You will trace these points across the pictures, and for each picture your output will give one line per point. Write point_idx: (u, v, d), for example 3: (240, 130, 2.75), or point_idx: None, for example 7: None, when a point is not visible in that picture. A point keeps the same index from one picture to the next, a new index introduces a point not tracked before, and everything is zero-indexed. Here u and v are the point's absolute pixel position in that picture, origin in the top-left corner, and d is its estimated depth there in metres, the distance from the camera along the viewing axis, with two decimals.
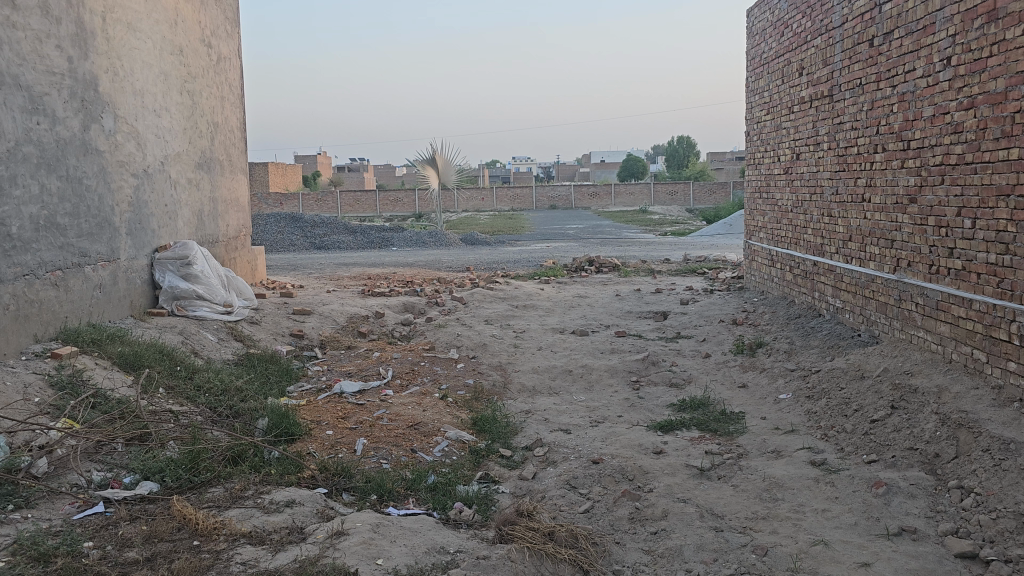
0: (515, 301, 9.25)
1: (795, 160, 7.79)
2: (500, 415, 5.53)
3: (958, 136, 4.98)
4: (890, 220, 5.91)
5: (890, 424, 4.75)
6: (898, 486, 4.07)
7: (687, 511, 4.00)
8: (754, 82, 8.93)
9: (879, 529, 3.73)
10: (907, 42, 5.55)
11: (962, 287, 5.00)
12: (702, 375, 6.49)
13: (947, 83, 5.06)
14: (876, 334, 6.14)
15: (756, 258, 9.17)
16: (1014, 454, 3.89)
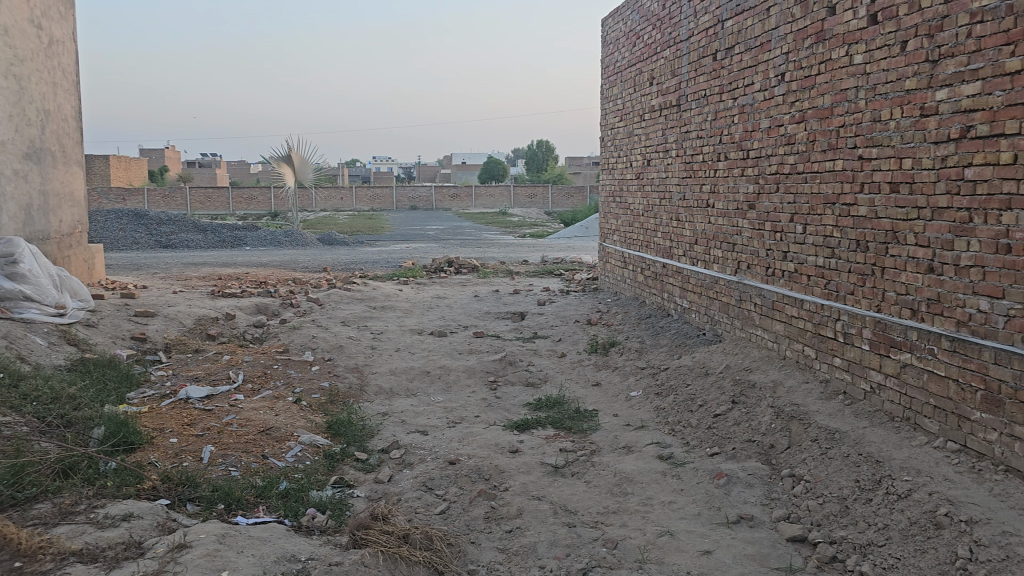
0: (372, 302, 9.12)
1: (646, 166, 8.10)
2: (356, 417, 5.44)
3: (790, 147, 5.34)
4: (731, 224, 6.25)
5: (730, 418, 5.02)
6: (737, 476, 4.30)
7: (541, 509, 4.07)
8: (608, 90, 9.22)
9: (720, 517, 3.93)
10: (745, 58, 5.89)
11: (794, 289, 5.36)
12: (558, 374, 6.63)
13: (781, 98, 5.41)
14: (719, 332, 6.49)
15: (610, 260, 9.47)
16: (838, 444, 4.21)
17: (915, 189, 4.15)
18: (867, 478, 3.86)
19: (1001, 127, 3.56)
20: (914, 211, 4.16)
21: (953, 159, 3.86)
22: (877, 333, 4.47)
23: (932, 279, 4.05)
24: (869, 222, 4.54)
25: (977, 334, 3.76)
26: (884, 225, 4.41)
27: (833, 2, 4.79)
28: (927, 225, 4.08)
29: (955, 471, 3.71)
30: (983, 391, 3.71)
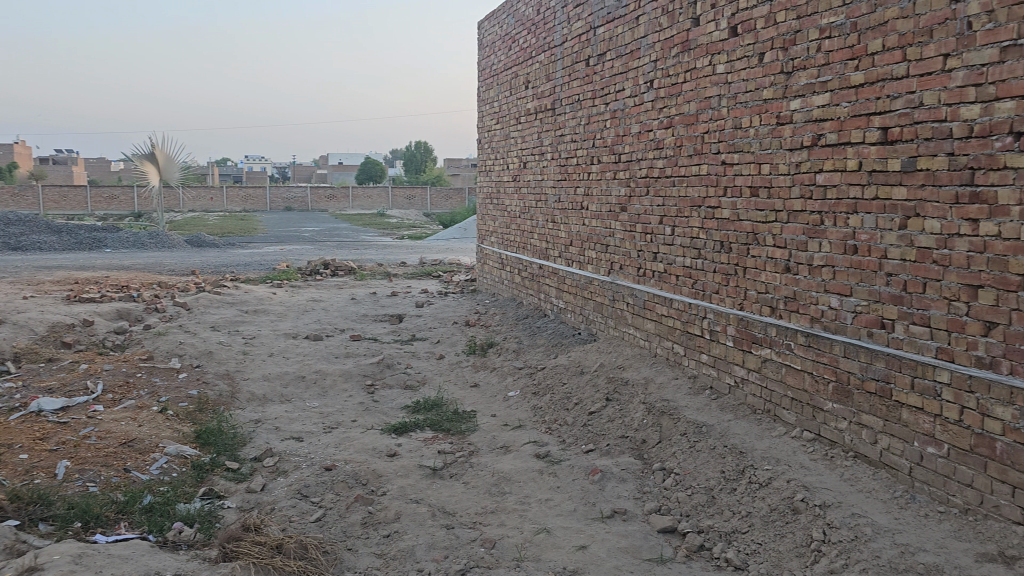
0: (244, 306, 8.82)
1: (522, 168, 8.20)
2: (227, 426, 5.24)
3: (659, 152, 5.53)
4: (604, 226, 6.41)
5: (604, 415, 5.15)
6: (610, 472, 4.42)
7: (419, 512, 4.04)
8: (485, 92, 9.28)
9: (594, 512, 4.02)
10: (616, 64, 6.06)
11: (664, 288, 5.55)
12: (436, 376, 6.62)
13: (650, 104, 5.60)
14: (594, 332, 6.66)
15: (488, 261, 9.54)
16: (705, 437, 4.40)
17: (772, 193, 4.38)
18: (732, 469, 4.05)
19: (848, 135, 3.82)
20: (772, 214, 4.40)
21: (807, 165, 4.10)
22: (740, 329, 4.70)
23: (789, 278, 4.29)
24: (732, 224, 4.76)
25: (829, 329, 4.01)
26: (745, 227, 4.64)
27: (697, 14, 4.99)
28: (783, 226, 4.31)
29: (811, 459, 3.96)
30: (835, 383, 3.98)
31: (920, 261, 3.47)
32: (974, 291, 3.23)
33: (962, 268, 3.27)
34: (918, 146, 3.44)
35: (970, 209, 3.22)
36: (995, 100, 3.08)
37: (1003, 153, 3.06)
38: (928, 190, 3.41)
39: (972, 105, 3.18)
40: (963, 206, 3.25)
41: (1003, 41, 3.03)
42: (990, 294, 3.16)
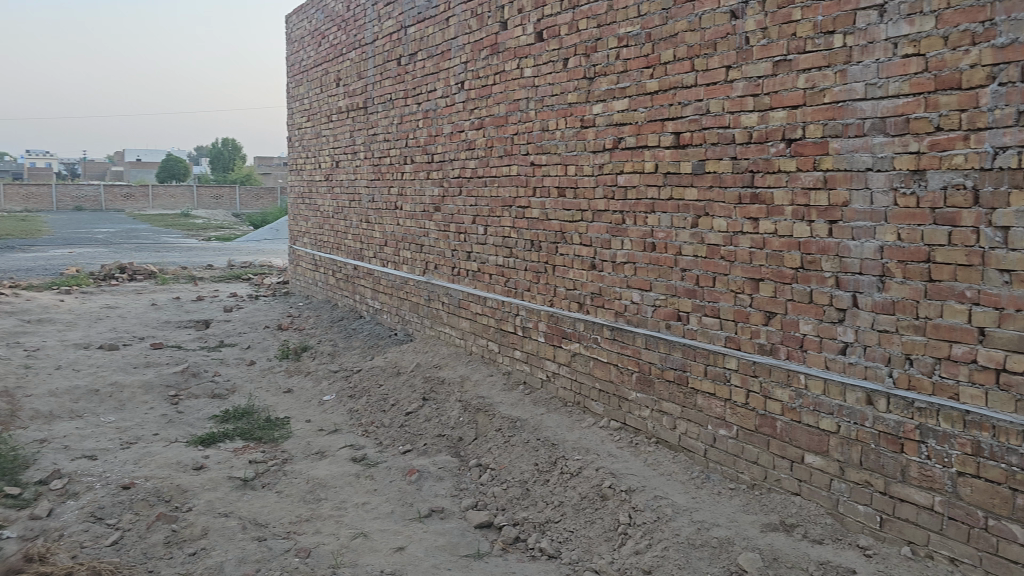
0: (25, 315, 8.03)
1: (334, 167, 8.03)
2: (6, 448, 4.75)
3: (471, 152, 5.60)
4: (418, 226, 6.41)
5: (421, 415, 5.16)
6: (427, 471, 4.43)
7: (229, 525, 3.86)
8: (294, 88, 9.00)
9: (412, 513, 4.01)
10: (428, 64, 6.08)
11: (478, 287, 5.63)
12: (247, 384, 6.34)
13: (461, 105, 5.65)
14: (410, 332, 6.65)
15: (300, 263, 9.27)
16: (519, 431, 4.53)
17: (578, 193, 4.56)
18: (544, 460, 4.18)
19: (645, 139, 4.04)
20: (578, 214, 4.58)
21: (609, 166, 4.30)
22: (550, 325, 4.86)
23: (594, 274, 4.48)
24: (541, 223, 4.91)
25: (632, 323, 4.24)
26: (553, 226, 4.80)
27: (505, 18, 5.10)
28: (589, 225, 4.50)
29: (617, 447, 4.17)
30: (638, 373, 4.20)
31: (709, 257, 3.74)
32: (755, 284, 3.52)
33: (745, 263, 3.56)
34: (706, 151, 3.70)
35: (751, 209, 3.51)
36: (770, 109, 3.38)
37: (778, 158, 3.36)
38: (715, 191, 3.68)
39: (751, 114, 3.46)
40: (746, 206, 3.53)
41: (776, 56, 3.33)
42: (769, 286, 3.46)
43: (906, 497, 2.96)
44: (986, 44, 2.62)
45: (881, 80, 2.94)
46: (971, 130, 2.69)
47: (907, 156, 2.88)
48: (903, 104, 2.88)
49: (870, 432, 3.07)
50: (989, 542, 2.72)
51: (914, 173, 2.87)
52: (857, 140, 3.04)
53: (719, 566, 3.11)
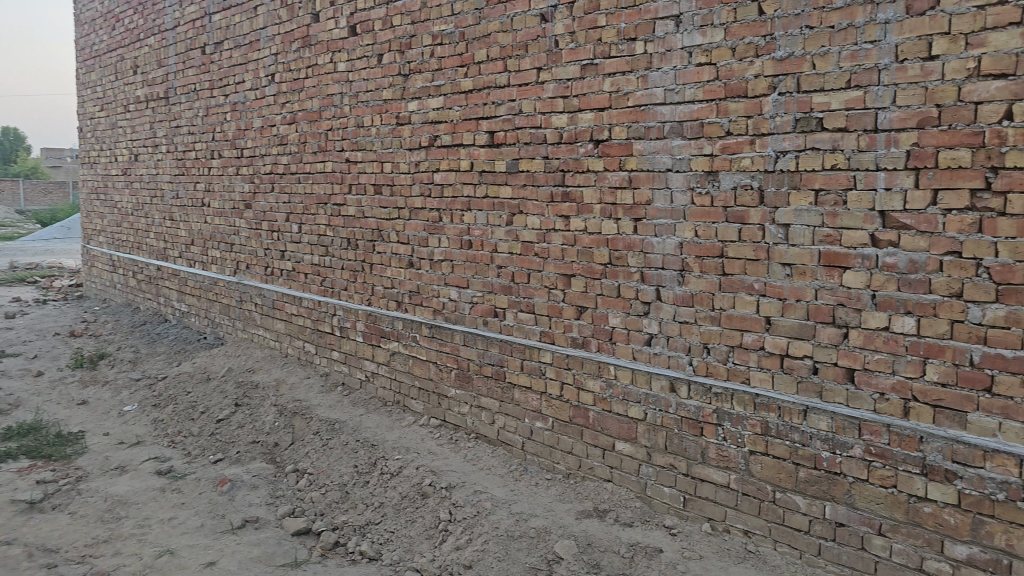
0: None
1: (133, 161, 7.48)
2: None
3: (283, 148, 5.40)
4: (228, 224, 6.11)
5: (234, 421, 4.92)
6: (241, 480, 4.23)
7: (12, 554, 3.49)
8: (85, 75, 8.30)
9: (224, 525, 3.81)
10: (235, 55, 5.80)
11: (293, 287, 5.45)
12: (34, 397, 5.78)
13: (272, 98, 5.44)
14: (220, 335, 6.34)
15: (95, 264, 8.59)
16: (337, 434, 4.43)
17: (395, 191, 4.52)
18: (364, 462, 4.12)
19: (460, 137, 4.07)
20: (395, 211, 4.53)
21: (425, 164, 4.30)
22: (368, 324, 4.79)
23: (412, 273, 4.47)
24: (357, 221, 4.82)
25: (450, 320, 4.26)
26: (370, 224, 4.73)
27: (317, 10, 4.96)
28: (406, 223, 4.47)
29: (437, 444, 4.18)
30: (457, 370, 4.23)
31: (524, 254, 3.83)
32: (568, 280, 3.64)
33: (558, 260, 3.67)
34: (519, 150, 3.78)
35: (563, 207, 3.62)
36: (578, 111, 3.50)
37: (586, 158, 3.49)
38: (528, 190, 3.77)
39: (561, 115, 3.57)
40: (557, 204, 3.64)
41: (583, 59, 3.45)
42: (580, 281, 3.58)
43: (705, 477, 3.18)
44: (767, 57, 2.85)
45: (678, 86, 3.12)
46: (756, 135, 2.91)
47: (701, 158, 3.08)
48: (697, 109, 3.08)
49: (673, 417, 3.26)
50: (777, 514, 2.97)
51: (708, 174, 3.07)
52: (658, 142, 3.22)
53: (536, 556, 3.18)
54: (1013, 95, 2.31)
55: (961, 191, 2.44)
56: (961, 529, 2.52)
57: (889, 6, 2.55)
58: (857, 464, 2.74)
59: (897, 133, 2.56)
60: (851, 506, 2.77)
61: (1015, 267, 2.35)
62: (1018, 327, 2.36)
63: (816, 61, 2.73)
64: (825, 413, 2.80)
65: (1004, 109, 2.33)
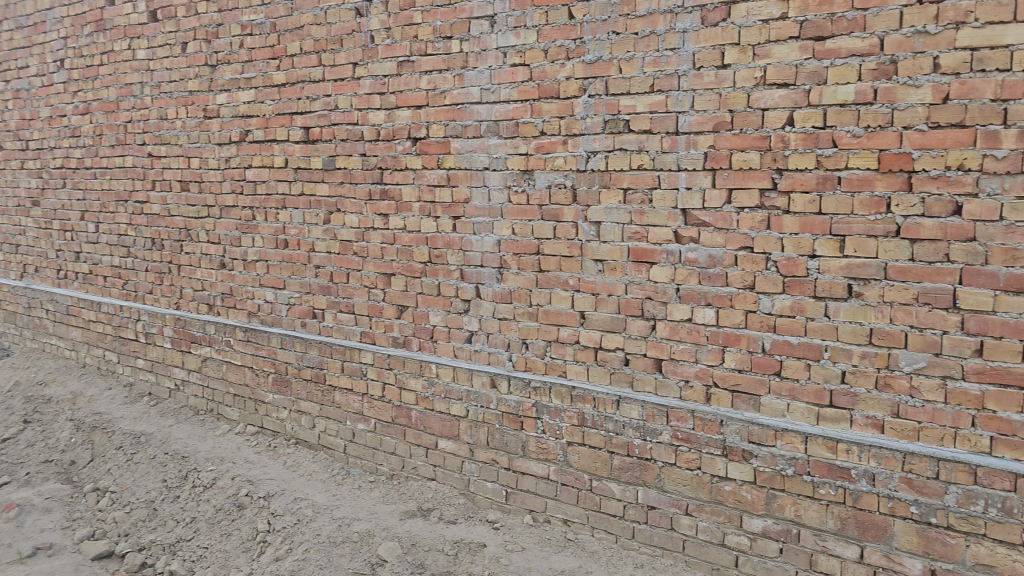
0: None
1: None
2: None
3: (76, 140, 4.98)
4: (11, 224, 5.55)
5: (22, 440, 4.48)
6: (31, 504, 3.84)
7: None
8: None
9: (11, 554, 3.46)
10: (16, 36, 5.27)
11: (90, 291, 5.04)
12: None
13: (62, 86, 5.00)
14: (6, 346, 5.76)
15: None
16: (144, 447, 4.15)
17: (203, 187, 4.29)
18: (174, 475, 3.89)
19: (273, 133, 3.92)
20: (204, 210, 4.30)
21: (236, 160, 4.10)
22: (177, 330, 4.51)
23: (224, 274, 4.25)
24: (162, 220, 4.52)
25: (266, 323, 4.09)
26: (176, 223, 4.45)
27: None
28: (216, 222, 4.25)
29: (254, 453, 4.02)
30: (274, 374, 4.07)
31: (342, 253, 3.74)
32: (387, 279, 3.59)
33: (377, 259, 3.62)
34: (336, 146, 3.69)
35: (381, 205, 3.57)
36: (395, 108, 3.47)
37: (404, 156, 3.47)
38: (345, 188, 3.69)
39: (378, 111, 3.52)
40: (376, 202, 3.59)
41: (399, 56, 3.42)
42: (400, 280, 3.55)
43: (526, 470, 3.25)
44: (577, 59, 2.94)
45: (493, 85, 3.16)
46: (568, 135, 3.00)
47: (517, 157, 3.14)
48: (512, 109, 3.13)
49: (494, 413, 3.31)
50: (594, 501, 3.08)
51: (524, 173, 3.14)
52: (475, 141, 3.24)
53: (360, 560, 3.13)
54: (794, 103, 2.52)
55: (752, 191, 2.63)
56: (757, 504, 2.72)
57: (686, 16, 2.70)
58: (665, 449, 2.89)
59: (696, 136, 2.72)
60: (661, 489, 2.92)
61: (798, 260, 2.56)
62: (802, 316, 2.58)
63: (623, 66, 2.85)
64: (636, 402, 2.94)
65: (787, 115, 2.54)
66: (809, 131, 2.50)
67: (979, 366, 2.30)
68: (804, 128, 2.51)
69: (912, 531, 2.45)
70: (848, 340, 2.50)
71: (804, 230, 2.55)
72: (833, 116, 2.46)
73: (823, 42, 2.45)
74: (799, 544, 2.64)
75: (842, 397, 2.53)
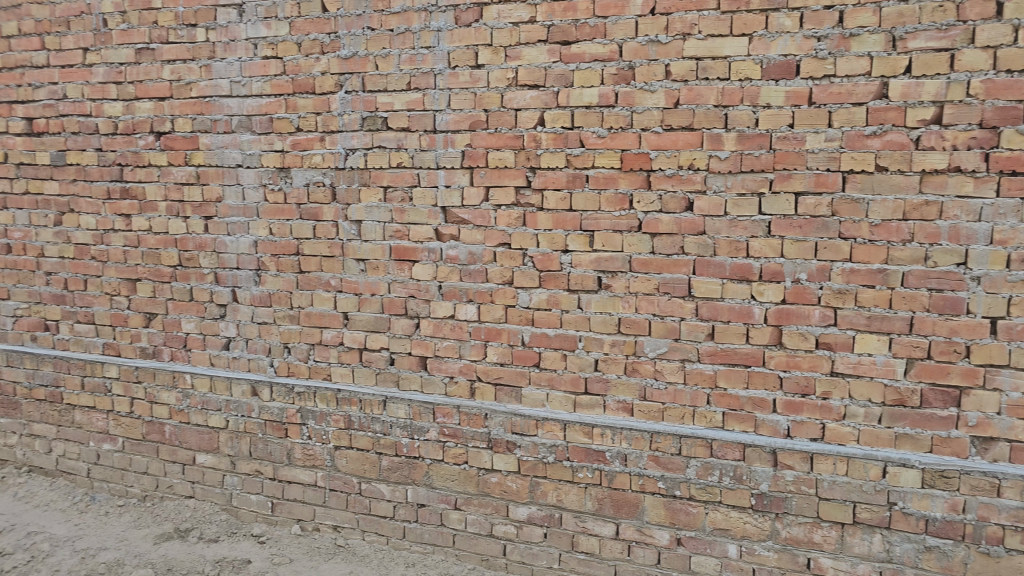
0: None
1: None
2: None
3: None
4: None
5: None
6: None
7: None
8: None
9: None
10: None
11: None
12: None
13: None
14: None
15: None
16: None
17: None
18: None
19: None
20: None
21: None
22: None
23: None
24: None
25: None
26: None
27: None
28: None
29: None
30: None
31: (78, 258, 3.39)
32: (132, 285, 3.31)
33: (119, 263, 3.32)
34: (66, 140, 3.34)
35: (122, 205, 3.28)
36: (134, 99, 3.19)
37: (146, 151, 3.20)
38: (79, 185, 3.34)
39: (114, 102, 3.23)
40: (115, 201, 3.29)
41: (137, 43, 3.15)
42: (146, 286, 3.28)
43: (292, 479, 3.13)
44: (332, 54, 2.87)
45: (244, 78, 3.01)
46: (326, 132, 2.92)
47: (272, 154, 3.01)
48: (265, 104, 2.99)
49: (256, 422, 3.16)
50: (363, 505, 3.03)
51: (280, 170, 3.01)
52: (225, 136, 3.07)
53: None
54: (544, 104, 2.62)
55: (508, 188, 2.70)
56: (522, 492, 2.80)
57: (440, 15, 2.71)
58: (433, 446, 2.91)
59: (454, 135, 2.75)
60: (429, 486, 2.93)
61: (552, 255, 2.67)
62: (557, 309, 2.69)
63: (379, 62, 2.81)
64: (403, 401, 2.93)
65: (538, 116, 2.63)
66: (559, 131, 2.61)
67: (712, 349, 2.52)
68: (554, 128, 2.61)
69: (660, 505, 2.64)
70: (599, 330, 2.64)
71: (557, 226, 2.65)
72: (579, 117, 2.58)
73: (569, 46, 2.57)
74: (562, 527, 2.76)
75: (596, 384, 2.67)
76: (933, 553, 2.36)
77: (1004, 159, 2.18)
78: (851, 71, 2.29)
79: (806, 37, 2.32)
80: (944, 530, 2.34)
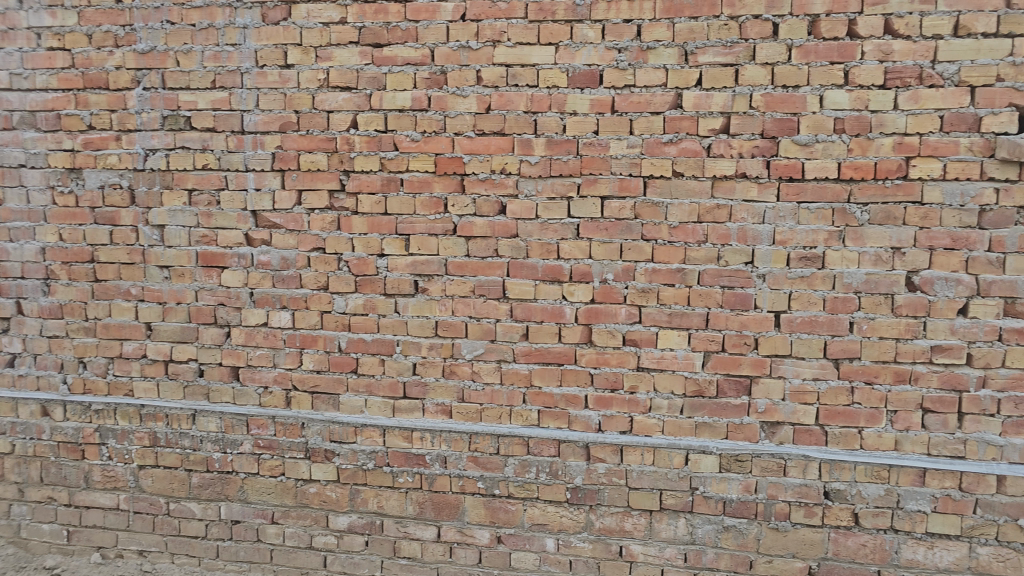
0: None
1: None
2: None
3: None
4: None
5: None
6: None
7: None
8: None
9: None
10: None
11: None
12: None
13: None
14: None
15: None
16: None
17: None
18: None
19: None
20: None
21: None
22: None
23: None
24: None
25: None
26: None
27: None
28: None
29: None
30: None
31: None
32: None
33: None
34: None
35: None
36: None
37: None
38: None
39: None
40: None
41: None
42: None
43: (91, 503, 2.91)
44: (127, 48, 2.69)
45: (26, 70, 2.76)
46: (122, 131, 2.74)
47: (61, 153, 2.78)
48: (51, 99, 2.76)
49: (48, 445, 2.91)
50: (172, 526, 2.86)
51: (70, 171, 2.79)
52: (6, 134, 2.81)
53: None
54: (357, 107, 2.58)
55: (321, 192, 2.64)
56: (342, 501, 2.75)
57: (246, 12, 2.62)
58: (247, 460, 2.79)
59: (262, 136, 2.65)
60: (244, 501, 2.82)
61: (368, 259, 2.64)
62: (374, 313, 2.66)
63: (180, 58, 2.67)
64: (213, 414, 2.79)
65: (350, 118, 2.59)
66: (372, 134, 2.58)
67: (526, 349, 2.58)
68: (367, 132, 2.58)
69: (480, 505, 2.67)
70: (416, 333, 2.64)
71: (372, 230, 2.63)
72: (393, 121, 2.57)
73: (380, 49, 2.55)
74: (383, 533, 2.74)
75: (414, 388, 2.66)
76: (730, 532, 2.54)
77: (783, 166, 2.37)
78: (649, 82, 2.42)
79: (608, 48, 2.43)
80: (739, 511, 2.52)
